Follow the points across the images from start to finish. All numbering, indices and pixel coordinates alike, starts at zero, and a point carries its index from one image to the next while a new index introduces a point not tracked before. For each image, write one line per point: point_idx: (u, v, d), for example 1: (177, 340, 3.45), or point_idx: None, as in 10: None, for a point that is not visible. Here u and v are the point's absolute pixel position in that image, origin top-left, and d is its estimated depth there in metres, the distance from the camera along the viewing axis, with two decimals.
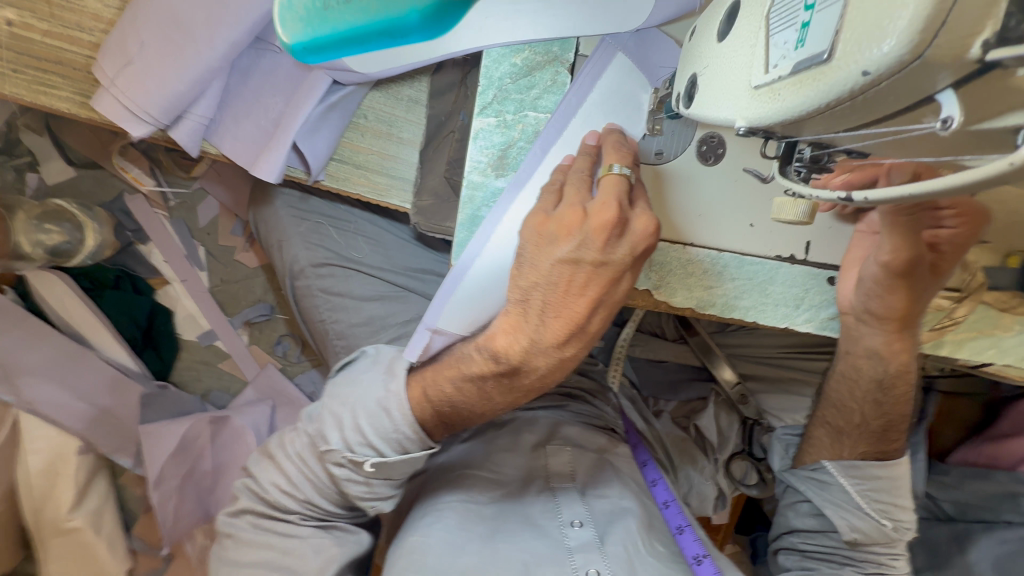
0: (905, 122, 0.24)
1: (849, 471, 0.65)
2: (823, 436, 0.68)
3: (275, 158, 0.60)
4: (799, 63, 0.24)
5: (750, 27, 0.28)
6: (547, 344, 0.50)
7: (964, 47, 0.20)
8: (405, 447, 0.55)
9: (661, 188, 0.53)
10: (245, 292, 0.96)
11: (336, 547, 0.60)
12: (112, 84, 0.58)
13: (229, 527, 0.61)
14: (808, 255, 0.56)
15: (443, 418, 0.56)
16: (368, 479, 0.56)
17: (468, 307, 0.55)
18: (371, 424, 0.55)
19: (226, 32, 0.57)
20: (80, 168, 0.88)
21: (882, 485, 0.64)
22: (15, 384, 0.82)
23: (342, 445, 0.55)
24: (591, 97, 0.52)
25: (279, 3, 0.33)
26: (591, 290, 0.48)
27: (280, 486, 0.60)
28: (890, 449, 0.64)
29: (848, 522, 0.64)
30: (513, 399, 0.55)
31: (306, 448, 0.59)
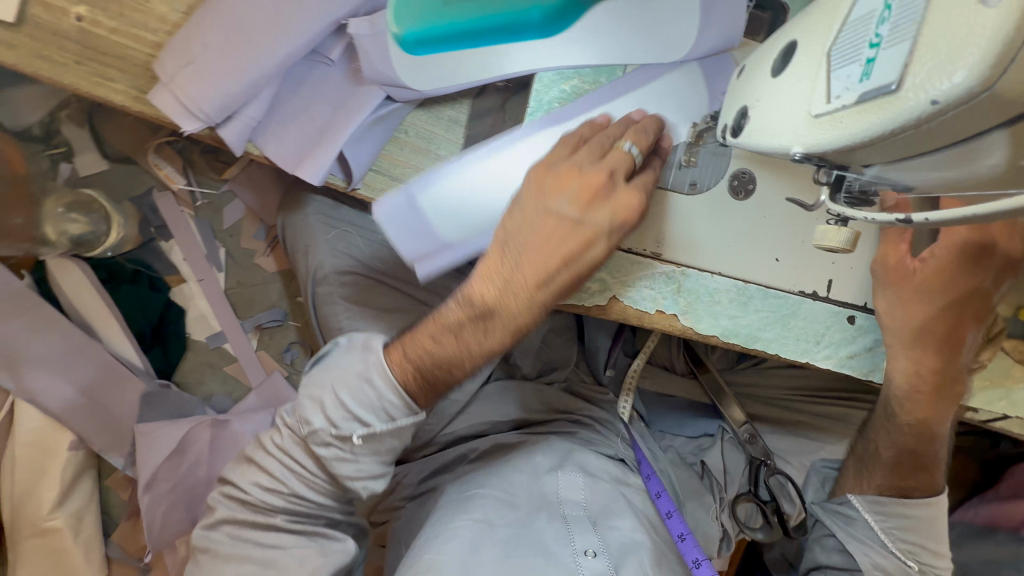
0: (963, 149, 0.26)
1: (874, 505, 0.68)
2: (851, 466, 0.72)
3: (321, 161, 0.62)
4: (863, 94, 0.26)
5: (809, 64, 0.31)
6: (520, 290, 0.52)
7: None
8: (388, 415, 0.55)
9: (694, 218, 0.55)
10: (260, 296, 0.96)
11: (320, 556, 0.57)
12: (170, 81, 0.60)
13: (204, 540, 0.58)
14: (829, 293, 0.57)
15: (421, 377, 0.55)
16: (354, 454, 0.56)
17: (445, 222, 0.56)
18: (354, 397, 0.54)
19: (290, 42, 0.60)
20: (113, 161, 0.89)
21: (910, 524, 0.66)
22: (17, 371, 0.80)
23: (325, 425, 0.55)
24: (647, 85, 0.56)
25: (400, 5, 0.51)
26: (568, 239, 0.51)
27: (267, 489, 0.58)
28: (907, 484, 0.66)
29: (871, 559, 0.67)
30: (489, 349, 0.54)
31: (291, 440, 0.59)
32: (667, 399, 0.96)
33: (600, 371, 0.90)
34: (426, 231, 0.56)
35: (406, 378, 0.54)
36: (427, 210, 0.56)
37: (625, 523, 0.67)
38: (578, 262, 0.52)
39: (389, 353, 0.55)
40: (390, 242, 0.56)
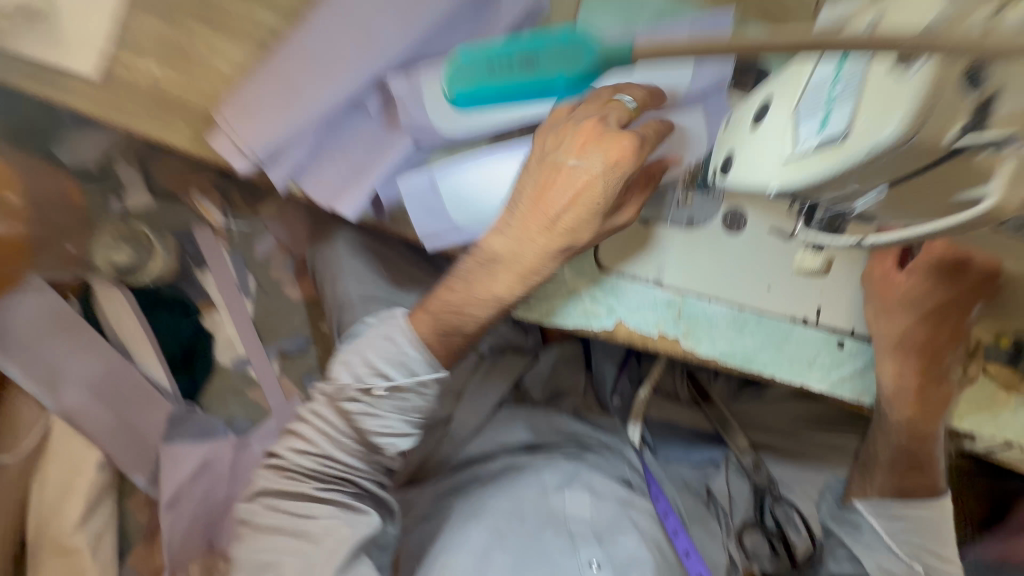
0: (907, 184, 0.32)
1: (876, 508, 0.74)
2: (856, 474, 0.78)
3: (358, 195, 0.70)
4: (822, 141, 0.33)
5: (781, 117, 0.38)
6: (523, 235, 0.57)
7: (939, 136, 0.28)
8: (410, 369, 0.63)
9: (692, 249, 0.61)
10: (284, 323, 1.02)
11: (347, 527, 0.62)
12: (228, 127, 0.69)
13: (246, 514, 0.65)
14: (819, 319, 0.62)
15: (439, 328, 0.64)
16: (381, 409, 0.64)
17: (456, 202, 0.67)
18: (380, 353, 0.63)
19: (333, 95, 0.69)
20: (158, 198, 0.95)
21: (913, 526, 0.73)
22: (56, 390, 0.85)
23: (352, 382, 0.63)
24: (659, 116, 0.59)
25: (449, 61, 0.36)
26: (563, 187, 0.56)
27: (303, 455, 0.65)
28: (912, 484, 0.72)
29: (877, 562, 0.74)
30: (495, 294, 0.60)
31: (323, 403, 0.66)
32: (671, 427, 0.98)
33: (607, 397, 0.93)
34: (441, 210, 0.68)
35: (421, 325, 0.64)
36: (444, 194, 0.68)
37: (628, 541, 0.71)
38: (573, 210, 0.56)
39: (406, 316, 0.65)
40: (409, 218, 0.69)
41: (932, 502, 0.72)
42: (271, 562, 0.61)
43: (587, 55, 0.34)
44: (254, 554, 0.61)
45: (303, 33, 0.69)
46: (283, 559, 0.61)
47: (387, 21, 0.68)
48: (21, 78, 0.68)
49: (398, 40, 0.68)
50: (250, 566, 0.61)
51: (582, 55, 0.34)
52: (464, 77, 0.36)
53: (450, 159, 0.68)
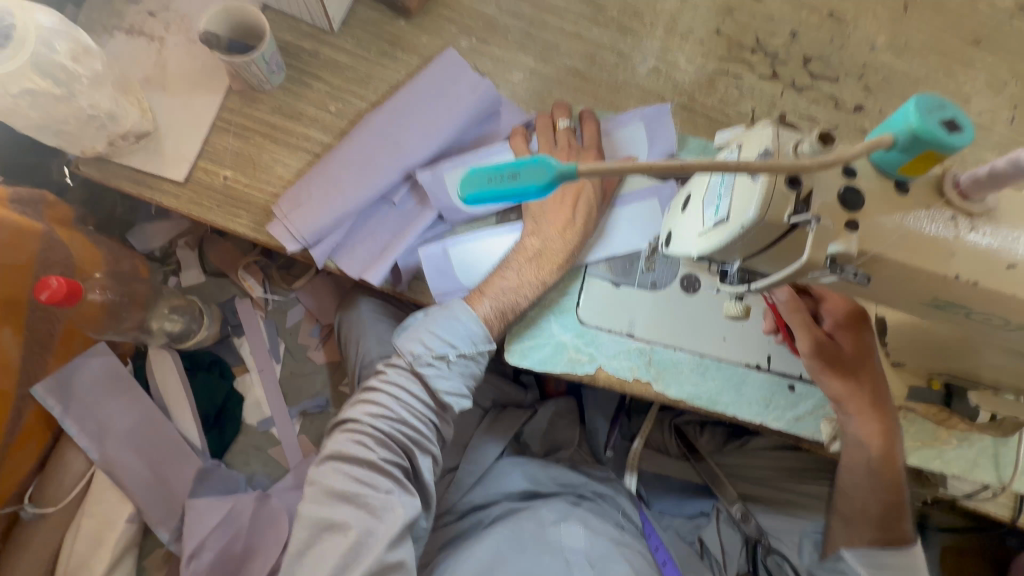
0: (777, 245, 0.46)
1: (864, 559, 0.78)
2: (838, 524, 0.83)
3: (382, 266, 0.84)
4: (716, 222, 0.48)
5: (695, 205, 0.53)
6: (554, 233, 0.72)
7: (779, 214, 0.43)
8: (475, 344, 0.66)
9: (658, 307, 0.74)
10: (307, 385, 1.13)
11: (400, 507, 0.59)
12: (284, 217, 0.86)
13: (314, 474, 0.62)
14: (770, 365, 0.74)
15: (499, 308, 0.68)
16: (450, 373, 0.66)
17: (462, 270, 0.84)
18: (447, 327, 0.65)
19: (367, 191, 0.87)
20: (210, 275, 1.13)
21: (894, 570, 0.77)
22: (104, 443, 0.96)
23: (424, 351, 0.65)
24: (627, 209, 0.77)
25: (463, 172, 0.46)
26: (571, 207, 0.73)
27: (375, 420, 0.63)
28: (893, 530, 0.78)
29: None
30: (541, 277, 0.70)
31: (398, 371, 0.66)
32: (664, 480, 1.05)
33: (600, 450, 1.04)
34: (449, 274, 0.84)
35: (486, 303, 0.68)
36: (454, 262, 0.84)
37: (621, 568, 0.76)
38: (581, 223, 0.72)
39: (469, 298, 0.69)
40: (425, 278, 0.84)
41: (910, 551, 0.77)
42: (336, 524, 0.59)
43: (550, 173, 0.43)
44: (316, 518, 0.59)
45: (347, 143, 0.88)
46: (344, 529, 0.58)
47: (413, 136, 0.88)
48: (127, 184, 0.88)
49: (422, 149, 0.87)
50: (313, 528, 0.59)
51: (547, 172, 0.44)
52: (470, 183, 0.45)
53: (461, 236, 0.86)
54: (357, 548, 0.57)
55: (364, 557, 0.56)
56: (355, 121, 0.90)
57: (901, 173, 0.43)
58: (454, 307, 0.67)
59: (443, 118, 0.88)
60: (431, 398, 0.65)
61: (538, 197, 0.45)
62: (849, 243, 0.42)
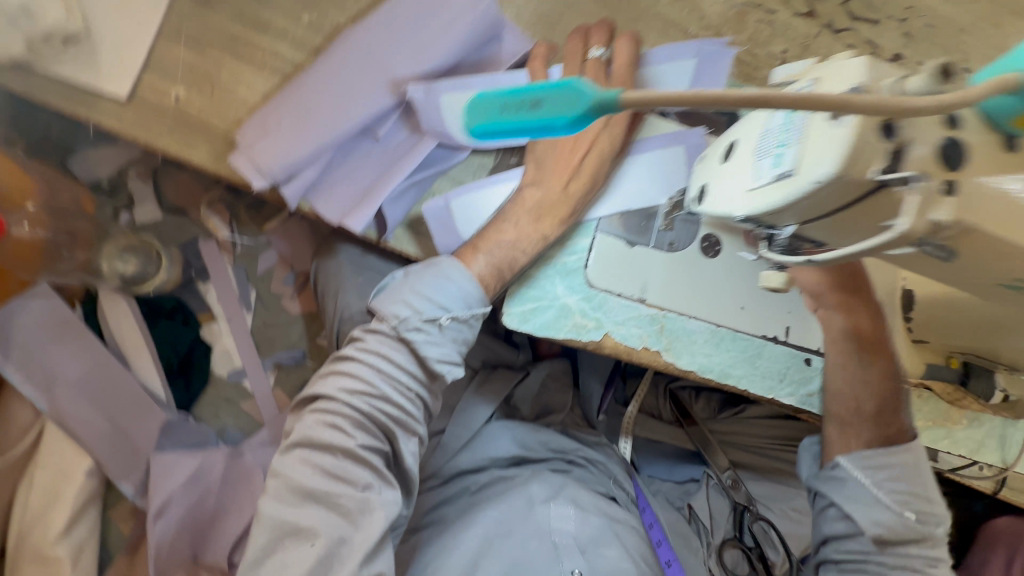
0: (856, 206, 0.37)
1: (862, 462, 0.69)
2: (832, 432, 0.71)
3: (365, 212, 0.74)
4: (778, 175, 0.39)
5: (746, 155, 0.44)
6: (556, 185, 0.60)
7: (865, 169, 0.35)
8: (469, 307, 0.57)
9: (675, 270, 0.67)
10: (282, 336, 1.04)
11: (379, 509, 0.50)
12: (249, 147, 0.74)
13: (276, 465, 0.52)
14: (787, 337, 0.69)
15: (494, 265, 0.58)
16: (442, 340, 0.56)
17: (467, 224, 0.74)
18: (439, 287, 0.56)
19: (347, 122, 0.75)
20: (167, 212, 1.00)
21: (896, 472, 0.67)
22: (50, 393, 0.87)
23: (410, 314, 0.55)
24: (647, 157, 0.67)
25: (473, 94, 0.37)
26: (581, 150, 0.60)
27: (352, 398, 0.53)
28: (891, 431, 0.70)
29: (871, 516, 0.66)
30: (542, 232, 0.59)
31: (380, 338, 0.55)
32: (657, 445, 1.04)
33: (593, 414, 1.00)
34: (453, 229, 0.75)
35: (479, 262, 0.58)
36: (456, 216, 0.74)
37: (613, 553, 0.73)
38: (591, 170, 0.60)
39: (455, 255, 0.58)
40: (431, 235, 0.75)
41: (911, 448, 0.68)
42: (301, 530, 0.49)
43: (584, 100, 0.33)
44: (278, 519, 0.49)
45: (323, 62, 0.75)
46: (313, 533, 0.48)
47: (401, 58, 0.75)
48: (55, 97, 0.73)
49: (411, 75, 0.75)
50: (275, 531, 0.49)
51: (578, 100, 0.33)
52: (480, 112, 0.37)
53: (463, 187, 0.76)
54: (328, 561, 0.47)
55: (337, 569, 0.47)
56: (333, 36, 0.76)
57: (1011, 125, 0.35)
58: (443, 264, 0.57)
59: (437, 38, 0.75)
60: (419, 370, 0.55)
61: (568, 134, 0.35)
62: (943, 211, 0.34)
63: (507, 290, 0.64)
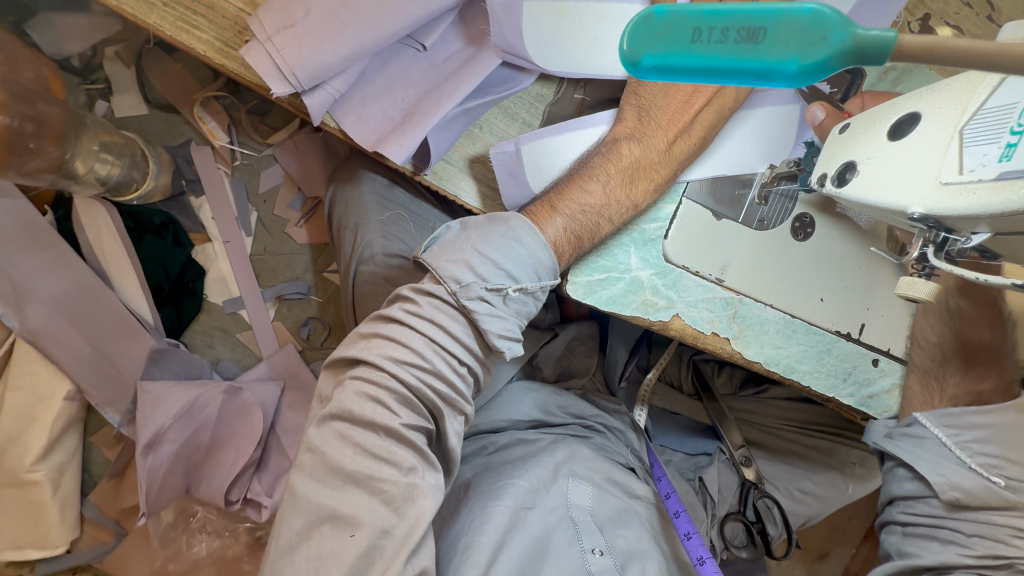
0: None
1: (944, 420, 0.58)
2: (914, 382, 0.62)
3: (407, 142, 0.61)
4: (1004, 173, 0.33)
5: (938, 136, 0.36)
6: (657, 143, 0.54)
7: None
8: (539, 278, 0.52)
9: (759, 250, 0.59)
10: (285, 266, 0.94)
11: (426, 497, 0.44)
12: (268, 40, 0.59)
13: (312, 440, 0.47)
14: (861, 335, 0.62)
15: (572, 231, 0.53)
16: (506, 313, 0.51)
17: (542, 176, 0.62)
18: (508, 251, 0.50)
19: (390, 18, 0.59)
20: (154, 107, 0.87)
21: (989, 435, 0.55)
22: (23, 309, 0.76)
23: (477, 280, 0.49)
24: (756, 114, 0.58)
25: (637, 14, 0.26)
26: (696, 104, 0.54)
27: (400, 369, 0.47)
28: (982, 389, 0.59)
29: (948, 478, 0.55)
30: (633, 199, 0.54)
31: (434, 303, 0.49)
32: (673, 415, 1.01)
33: (615, 382, 0.94)
34: (524, 180, 0.63)
35: (556, 224, 0.52)
36: (529, 164, 0.62)
37: (630, 534, 0.67)
38: (701, 129, 0.55)
39: (531, 214, 0.53)
40: (498, 186, 0.63)
41: (1014, 404, 0.55)
42: (340, 517, 0.43)
43: (834, 43, 0.24)
44: (312, 503, 0.44)
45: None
46: (356, 519, 0.43)
47: None
48: None
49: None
50: (312, 515, 0.44)
51: (823, 40, 0.24)
52: (653, 39, 0.26)
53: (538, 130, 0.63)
54: (371, 554, 0.42)
55: (380, 565, 0.42)
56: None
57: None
58: (511, 224, 0.51)
59: None
60: (475, 345, 0.50)
61: (788, 88, 0.25)
62: None
63: (577, 257, 0.57)
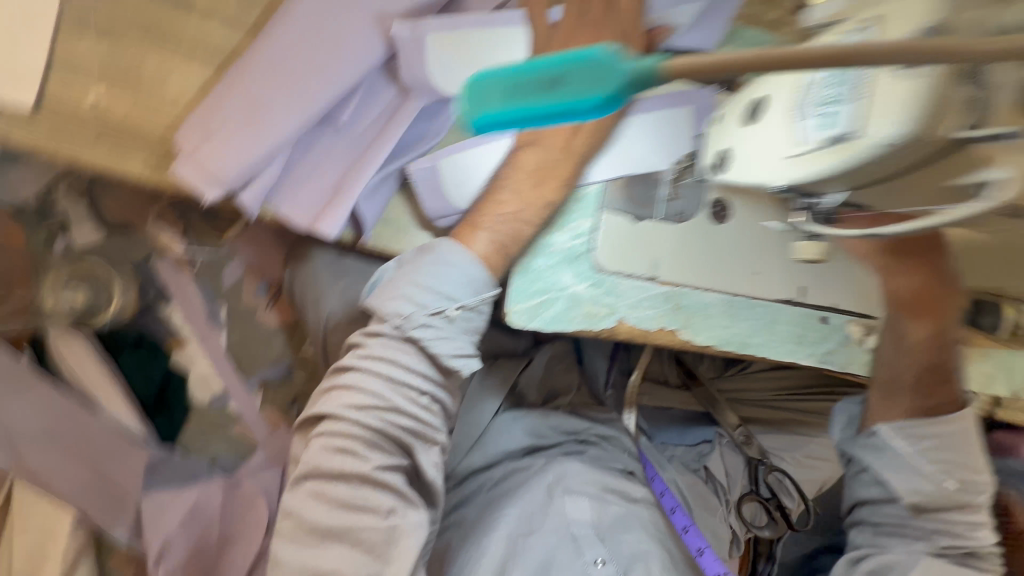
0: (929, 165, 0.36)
1: (902, 431, 0.67)
2: (876, 397, 0.70)
3: (339, 213, 0.66)
4: (825, 139, 0.37)
5: (775, 117, 0.41)
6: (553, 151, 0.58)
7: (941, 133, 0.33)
8: (479, 292, 0.56)
9: (687, 241, 0.63)
10: (263, 351, 0.98)
11: (409, 536, 0.48)
12: (195, 151, 0.64)
13: (287, 505, 0.50)
14: (804, 299, 0.66)
15: (498, 242, 0.57)
16: (455, 331, 0.55)
17: (457, 189, 0.67)
18: (440, 275, 0.54)
19: (302, 106, 0.65)
20: (109, 230, 0.90)
21: (943, 442, 0.65)
22: (16, 450, 0.78)
23: (416, 309, 0.53)
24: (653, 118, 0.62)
25: (469, 77, 0.30)
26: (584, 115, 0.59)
27: (362, 414, 0.51)
28: (936, 402, 0.67)
29: (910, 486, 0.66)
30: (545, 198, 0.58)
31: (382, 343, 0.52)
32: (666, 411, 1.02)
33: (601, 391, 0.98)
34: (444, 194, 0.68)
35: (480, 241, 0.57)
36: (448, 176, 0.67)
37: (632, 538, 0.70)
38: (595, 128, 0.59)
39: (456, 236, 0.57)
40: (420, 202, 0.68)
41: (959, 417, 0.65)
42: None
43: (617, 77, 0.27)
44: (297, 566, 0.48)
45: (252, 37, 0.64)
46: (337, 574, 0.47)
47: (348, 24, 0.65)
48: None
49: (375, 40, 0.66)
50: None
51: (610, 76, 0.28)
52: (484, 99, 0.30)
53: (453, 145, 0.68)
54: None
55: None
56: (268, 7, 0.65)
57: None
58: (435, 252, 0.54)
59: None
60: (433, 371, 0.54)
61: (595, 118, 0.29)
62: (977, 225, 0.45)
63: (512, 264, 0.60)
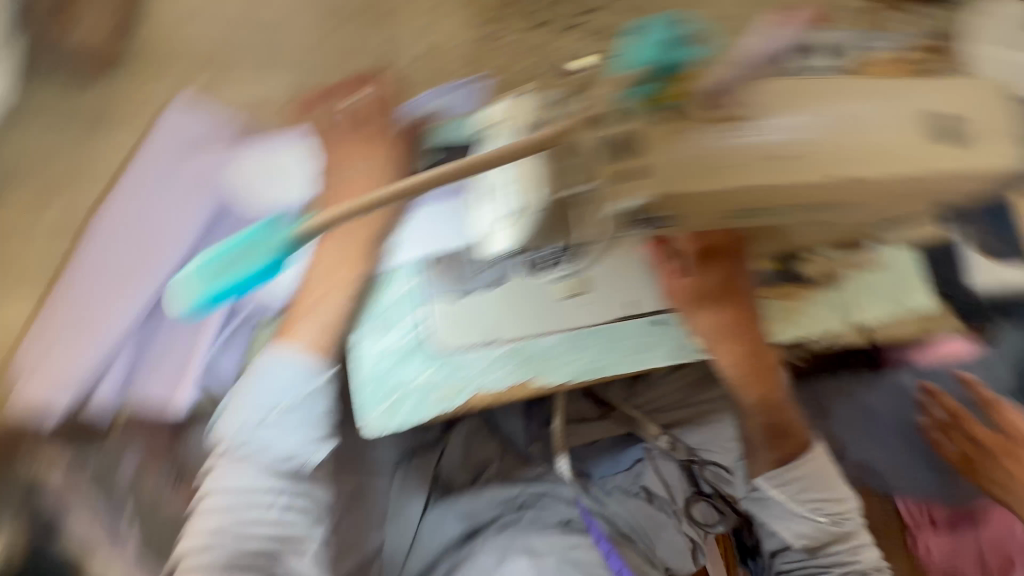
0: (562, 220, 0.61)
1: (776, 483, 0.86)
2: (746, 451, 0.87)
3: (185, 383, 0.65)
4: (503, 220, 0.62)
5: (463, 219, 0.62)
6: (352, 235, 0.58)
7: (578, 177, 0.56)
8: (302, 384, 0.70)
9: (511, 299, 0.68)
10: None
11: None
12: (20, 371, 0.60)
13: None
14: (639, 309, 0.72)
15: (320, 338, 0.67)
16: (285, 431, 0.72)
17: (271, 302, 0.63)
18: (262, 385, 0.68)
19: (106, 292, 0.64)
20: None
21: (806, 486, 0.85)
22: None
23: (244, 428, 0.69)
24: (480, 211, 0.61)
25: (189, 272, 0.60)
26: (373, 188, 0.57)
27: (212, 548, 0.69)
28: (786, 452, 0.83)
29: (796, 532, 0.90)
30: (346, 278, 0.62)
31: (223, 467, 0.69)
32: (594, 443, 1.00)
33: (526, 448, 0.98)
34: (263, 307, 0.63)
35: (305, 331, 0.66)
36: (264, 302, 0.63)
37: None
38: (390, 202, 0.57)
39: (278, 332, 0.66)
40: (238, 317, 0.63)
41: (810, 458, 0.83)
42: None
43: (261, 260, 0.57)
44: None
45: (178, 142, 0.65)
46: None
47: (156, 205, 0.65)
48: None
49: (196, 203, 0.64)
50: None
51: (255, 259, 0.57)
52: (201, 285, 0.59)
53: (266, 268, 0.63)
54: None
55: None
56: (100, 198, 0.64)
57: (670, 99, 0.56)
58: (248, 375, 0.68)
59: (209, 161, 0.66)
60: (279, 475, 0.73)
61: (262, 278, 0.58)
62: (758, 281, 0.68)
63: (346, 352, 0.71)
